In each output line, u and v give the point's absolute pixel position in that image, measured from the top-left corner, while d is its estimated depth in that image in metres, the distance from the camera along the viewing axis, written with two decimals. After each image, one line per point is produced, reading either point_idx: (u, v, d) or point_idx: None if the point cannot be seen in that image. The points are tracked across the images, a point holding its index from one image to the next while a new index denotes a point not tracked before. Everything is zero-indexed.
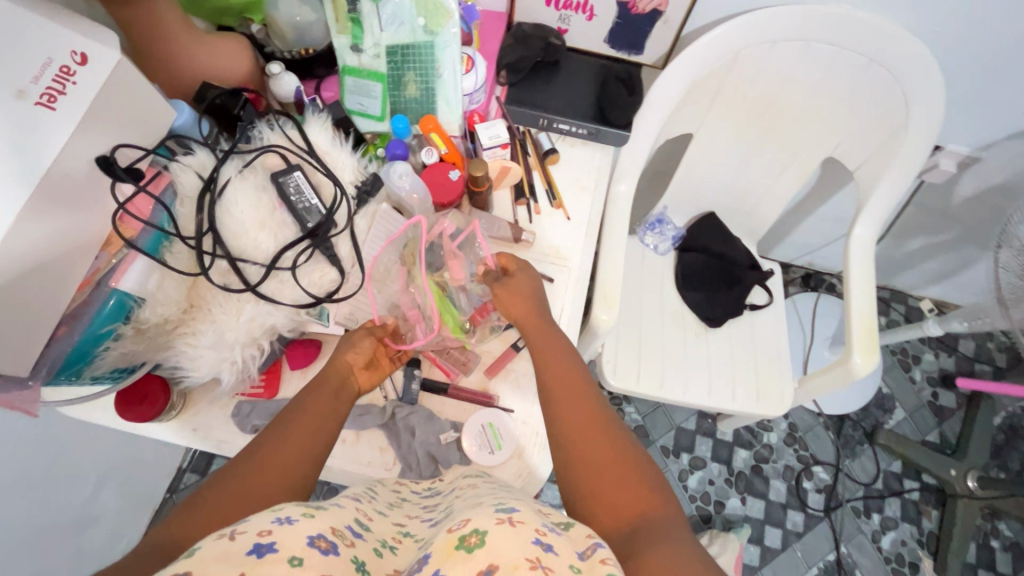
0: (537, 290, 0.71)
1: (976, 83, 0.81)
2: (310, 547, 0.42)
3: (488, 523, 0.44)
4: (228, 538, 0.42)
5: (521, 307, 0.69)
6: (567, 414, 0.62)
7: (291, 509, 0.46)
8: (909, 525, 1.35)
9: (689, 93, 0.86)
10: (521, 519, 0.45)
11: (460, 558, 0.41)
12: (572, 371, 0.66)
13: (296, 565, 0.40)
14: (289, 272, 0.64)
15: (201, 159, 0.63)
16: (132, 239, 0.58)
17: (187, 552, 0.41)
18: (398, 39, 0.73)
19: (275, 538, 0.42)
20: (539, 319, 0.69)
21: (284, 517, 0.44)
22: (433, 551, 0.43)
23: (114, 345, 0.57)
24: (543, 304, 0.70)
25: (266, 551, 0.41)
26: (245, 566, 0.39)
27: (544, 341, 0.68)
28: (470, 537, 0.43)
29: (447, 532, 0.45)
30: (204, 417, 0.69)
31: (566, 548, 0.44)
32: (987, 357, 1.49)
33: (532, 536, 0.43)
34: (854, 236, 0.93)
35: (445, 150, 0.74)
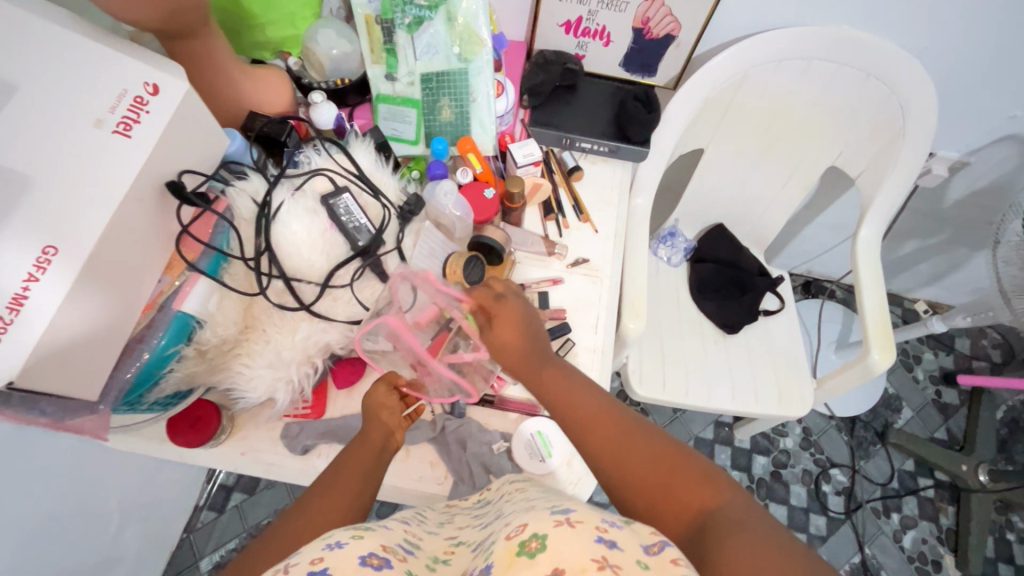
0: (525, 317, 0.63)
1: (965, 92, 0.88)
2: (364, 566, 0.40)
3: (547, 527, 0.41)
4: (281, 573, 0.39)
5: (512, 339, 0.61)
6: (590, 440, 0.55)
7: (340, 533, 0.43)
8: (928, 523, 1.37)
9: (702, 110, 0.91)
10: (581, 519, 0.42)
11: (522, 564, 0.38)
12: (574, 385, 0.60)
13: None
14: (343, 290, 0.66)
15: (254, 183, 0.65)
16: (194, 261, 0.59)
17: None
18: (432, 67, 0.77)
19: (328, 564, 0.39)
20: (526, 343, 0.61)
21: (334, 542, 0.42)
22: (494, 560, 0.40)
23: (177, 367, 0.58)
24: (534, 333, 0.63)
25: None
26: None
27: (540, 367, 0.61)
28: (530, 543, 0.40)
29: (506, 539, 0.43)
30: (252, 441, 0.68)
31: (631, 543, 0.41)
32: (983, 353, 1.56)
33: (594, 535, 0.40)
34: (861, 237, 0.98)
35: (479, 169, 0.77)
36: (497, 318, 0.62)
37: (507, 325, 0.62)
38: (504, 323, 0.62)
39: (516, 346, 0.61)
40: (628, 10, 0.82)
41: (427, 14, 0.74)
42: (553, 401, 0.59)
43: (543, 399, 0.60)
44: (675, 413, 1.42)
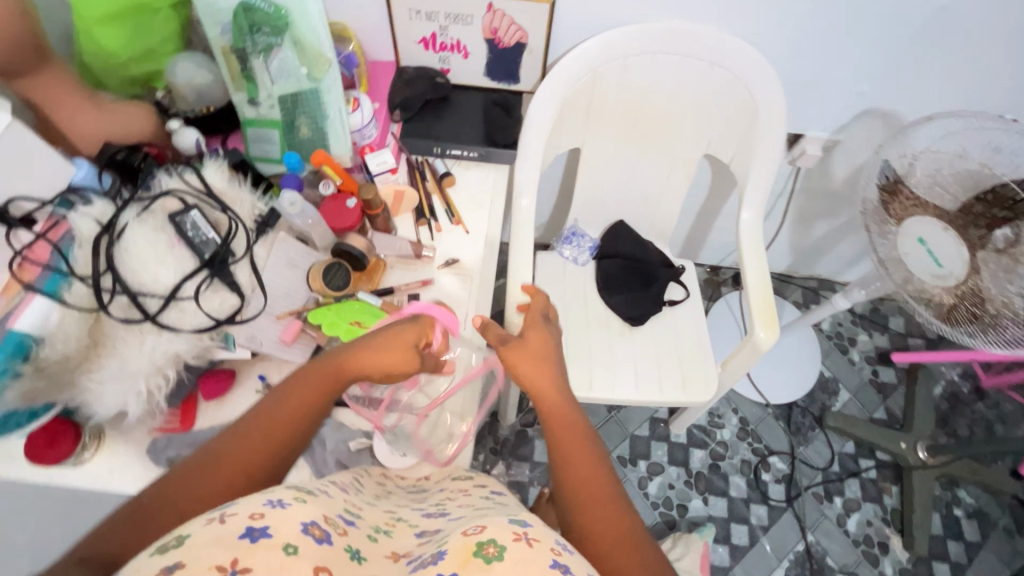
0: (549, 346, 0.68)
1: (813, 73, 0.92)
2: (304, 534, 0.41)
3: (506, 538, 0.43)
4: (217, 522, 0.40)
5: (535, 362, 0.65)
6: (575, 465, 0.60)
7: (282, 493, 0.44)
8: (872, 505, 1.36)
9: (565, 109, 0.94)
10: (538, 538, 0.43)
11: (477, 568, 0.40)
12: (582, 436, 0.62)
13: (291, 554, 0.38)
14: (190, 301, 0.68)
15: (100, 207, 0.68)
16: (29, 281, 0.62)
17: (176, 538, 0.39)
18: (287, 89, 0.81)
19: (268, 523, 0.40)
20: (559, 389, 0.64)
21: (276, 500, 0.43)
22: (450, 551, 0.42)
23: (13, 384, 0.60)
24: (554, 359, 0.67)
25: (260, 535, 0.39)
26: (237, 551, 0.38)
27: (551, 388, 0.64)
28: (488, 547, 0.41)
29: (463, 535, 0.44)
30: (119, 457, 0.70)
31: (580, 568, 0.43)
32: (918, 331, 1.56)
33: (549, 558, 0.41)
34: (743, 220, 1.01)
35: (339, 180, 0.82)
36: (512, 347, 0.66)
37: (529, 355, 0.66)
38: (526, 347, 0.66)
39: (538, 369, 0.65)
40: (475, 23, 0.87)
41: (275, 41, 0.78)
42: (554, 435, 0.62)
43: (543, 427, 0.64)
44: (610, 413, 1.42)
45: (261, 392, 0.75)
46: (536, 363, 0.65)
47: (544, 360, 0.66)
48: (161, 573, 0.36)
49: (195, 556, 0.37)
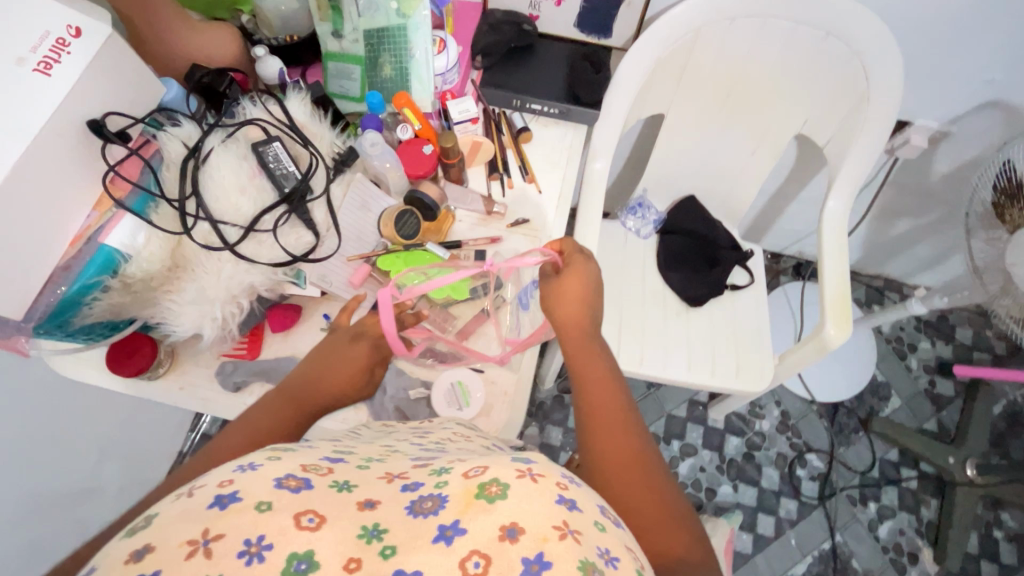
0: (594, 283, 0.66)
1: (937, 55, 0.83)
2: (278, 489, 0.37)
3: (509, 475, 0.38)
4: (185, 497, 0.37)
5: (577, 296, 0.65)
6: (593, 397, 0.59)
7: (255, 456, 0.41)
8: (908, 514, 1.33)
9: (656, 70, 0.89)
10: (544, 474, 0.38)
11: (480, 510, 0.36)
12: (608, 380, 0.61)
13: (264, 511, 0.36)
14: (268, 234, 0.68)
15: (187, 130, 0.68)
16: (120, 199, 0.63)
17: (145, 519, 0.36)
18: (374, 23, 0.79)
19: (237, 487, 0.37)
20: (586, 331, 0.64)
21: (246, 465, 0.39)
22: (450, 495, 0.37)
23: (102, 296, 0.62)
24: (598, 298, 0.66)
25: (229, 502, 0.36)
26: (208, 521, 0.35)
27: (579, 322, 0.65)
28: (490, 487, 0.37)
29: (461, 476, 0.39)
30: (189, 377, 0.73)
31: (589, 503, 0.39)
32: (985, 345, 1.47)
33: (556, 493, 0.37)
34: (828, 209, 0.95)
35: (418, 126, 0.79)
36: (569, 271, 0.66)
37: (575, 287, 0.65)
38: (572, 277, 0.65)
39: (575, 302, 0.65)
40: None
41: None
42: (578, 369, 0.62)
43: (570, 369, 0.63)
44: (649, 390, 1.41)
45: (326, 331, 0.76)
46: (577, 294, 0.65)
47: (586, 295, 0.65)
48: (131, 559, 0.33)
49: (165, 537, 0.34)
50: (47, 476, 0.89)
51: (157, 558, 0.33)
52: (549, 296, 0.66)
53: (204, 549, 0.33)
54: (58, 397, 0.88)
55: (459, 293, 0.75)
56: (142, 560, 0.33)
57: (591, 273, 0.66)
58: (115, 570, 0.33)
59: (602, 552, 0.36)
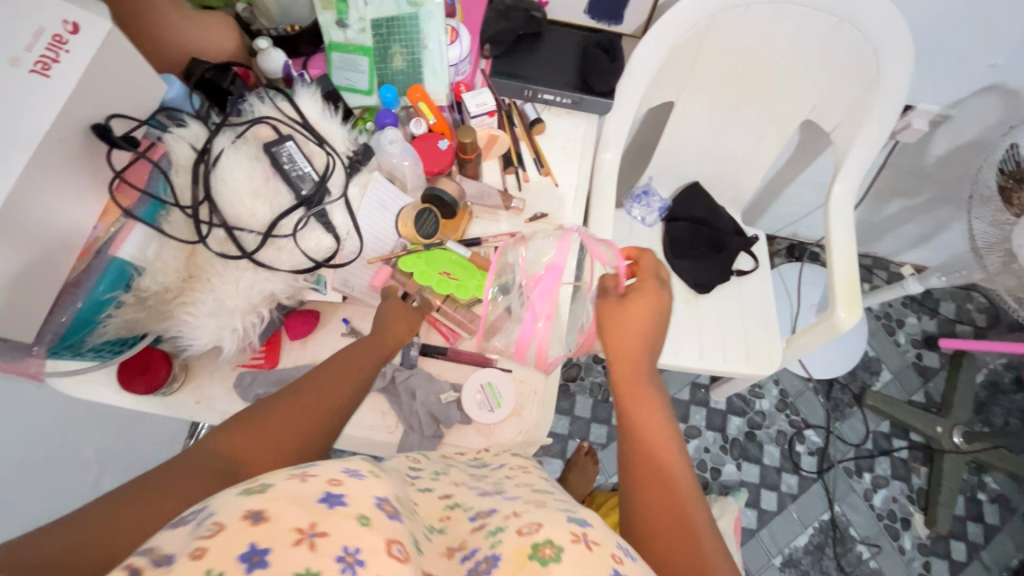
0: (658, 314, 0.66)
1: (942, 38, 0.85)
2: (378, 508, 0.35)
3: (564, 539, 0.37)
4: (298, 479, 0.35)
5: (642, 325, 0.65)
6: (642, 433, 0.60)
7: (359, 463, 0.39)
8: (900, 483, 1.39)
9: (670, 58, 0.88)
10: (599, 542, 0.38)
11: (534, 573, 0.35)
12: (660, 417, 0.61)
13: (365, 526, 0.33)
14: (286, 239, 0.66)
15: (194, 130, 0.64)
16: (129, 208, 0.59)
17: (261, 485, 0.35)
18: (383, 12, 0.75)
19: (344, 489, 0.35)
20: (640, 365, 0.65)
21: (353, 469, 0.38)
22: (503, 553, 0.37)
23: (115, 313, 0.58)
24: (659, 330, 0.66)
25: (336, 503, 0.34)
26: (314, 515, 0.33)
27: (635, 355, 0.65)
28: (545, 549, 0.36)
29: (516, 534, 0.39)
30: (206, 390, 0.69)
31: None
32: (967, 318, 1.54)
33: (610, 565, 0.36)
34: (835, 194, 0.96)
35: (433, 120, 0.77)
36: (635, 298, 0.66)
37: (641, 316, 0.65)
38: (637, 303, 0.66)
39: (636, 332, 0.65)
40: None
41: None
42: (629, 403, 0.63)
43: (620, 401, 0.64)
44: None
45: (346, 335, 0.72)
46: (640, 326, 0.65)
47: (649, 327, 0.65)
48: (244, 518, 0.32)
49: (279, 513, 0.33)
50: (51, 497, 0.85)
51: (269, 530, 0.32)
52: (607, 322, 0.67)
53: (310, 540, 0.32)
54: (57, 415, 0.84)
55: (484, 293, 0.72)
56: (258, 523, 0.32)
57: (656, 302, 0.66)
58: (233, 522, 0.32)
59: None
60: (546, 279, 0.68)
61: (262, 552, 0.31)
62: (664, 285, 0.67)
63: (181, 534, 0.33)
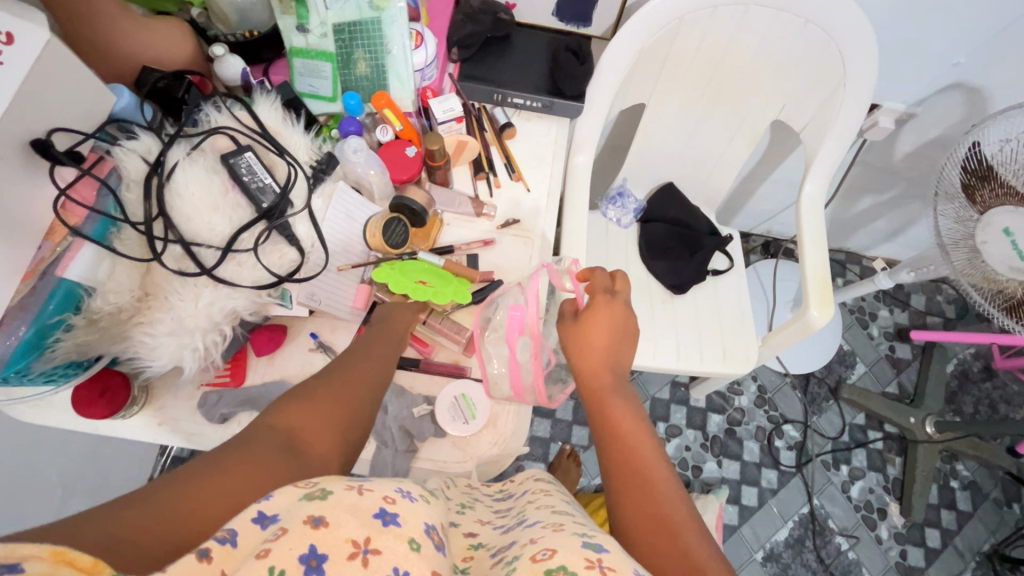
0: (618, 320, 0.63)
1: (906, 37, 0.86)
2: (427, 534, 0.37)
3: (578, 565, 0.37)
4: (356, 491, 0.37)
5: (604, 334, 0.63)
6: (617, 444, 0.57)
7: (411, 484, 0.41)
8: (876, 473, 1.41)
9: (640, 59, 0.87)
10: (615, 567, 0.37)
11: None
12: (635, 424, 0.59)
13: (415, 550, 0.36)
14: (247, 254, 0.63)
15: (146, 143, 0.62)
16: (77, 226, 0.56)
17: (320, 490, 0.37)
18: (344, 16, 0.74)
19: (398, 511, 0.37)
20: (606, 373, 0.62)
21: (406, 490, 0.39)
22: None
23: (65, 336, 0.56)
24: (623, 336, 0.64)
25: (390, 521, 0.36)
26: (370, 530, 0.35)
27: (600, 362, 0.62)
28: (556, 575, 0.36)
29: (529, 561, 0.39)
30: (169, 411, 0.67)
31: None
32: (937, 309, 1.57)
33: None
34: (805, 193, 0.97)
35: (399, 126, 0.75)
36: (590, 309, 0.64)
37: (599, 324, 0.63)
38: (595, 313, 0.63)
39: (598, 340, 0.62)
40: None
41: None
42: (600, 414, 0.60)
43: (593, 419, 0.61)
44: (632, 374, 1.43)
45: (315, 350, 0.70)
46: (602, 340, 0.62)
47: (612, 340, 0.63)
48: (305, 523, 0.35)
49: (340, 522, 0.35)
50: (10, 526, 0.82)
51: (327, 537, 0.34)
52: (569, 336, 0.64)
53: (363, 556, 0.34)
54: (13, 441, 0.80)
55: (462, 297, 0.70)
56: (316, 529, 0.34)
57: (615, 309, 0.64)
58: (294, 525, 0.34)
59: None
60: (512, 323, 0.67)
61: (316, 555, 0.33)
62: (619, 295, 0.66)
63: (252, 531, 0.35)
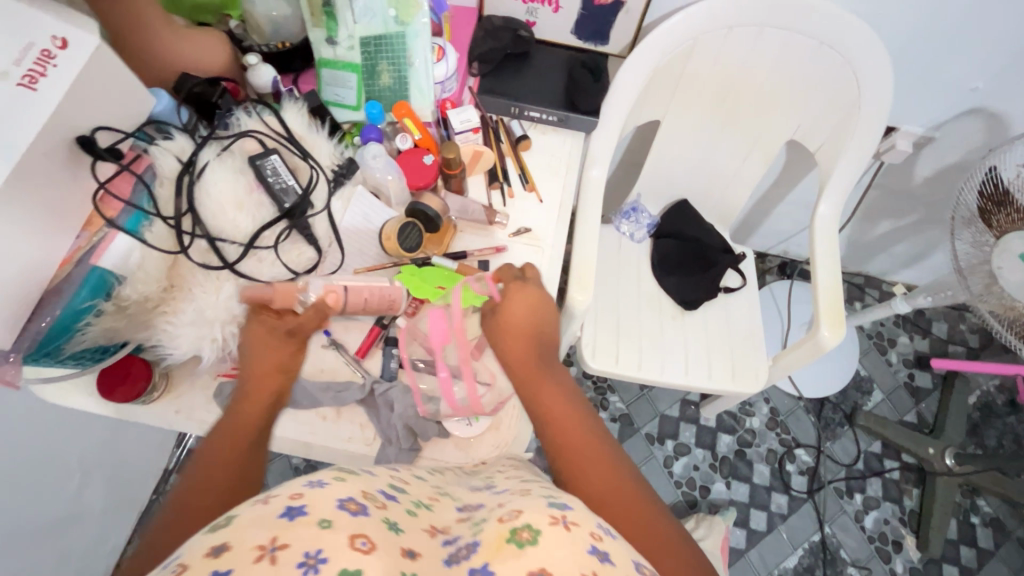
0: (538, 306, 0.68)
1: (923, 62, 0.87)
2: (340, 509, 0.39)
3: (543, 522, 0.40)
4: (261, 503, 0.39)
5: (526, 324, 0.67)
6: (559, 426, 0.61)
7: (323, 474, 0.43)
8: (892, 504, 1.37)
9: (656, 77, 0.89)
10: (577, 522, 0.41)
11: (510, 554, 0.38)
12: (567, 402, 0.63)
13: (326, 527, 0.37)
14: (268, 251, 0.67)
15: (180, 143, 0.66)
16: (112, 218, 0.60)
17: (224, 517, 0.39)
18: (371, 30, 0.76)
19: (306, 501, 0.39)
20: (535, 358, 0.66)
21: (315, 480, 0.41)
22: (483, 541, 0.40)
23: (95, 321, 0.59)
24: (543, 321, 0.68)
25: (298, 513, 0.38)
26: (276, 530, 0.36)
27: (530, 352, 0.66)
28: (523, 532, 0.39)
29: (497, 522, 0.42)
30: (186, 399, 0.69)
31: (623, 557, 0.41)
32: (960, 338, 1.54)
33: (588, 544, 0.39)
34: (819, 214, 0.97)
35: (418, 135, 0.78)
36: (511, 301, 0.68)
37: (521, 315, 0.67)
38: (515, 305, 0.68)
39: (524, 332, 0.67)
40: None
41: None
42: (539, 400, 0.63)
43: (533, 410, 0.63)
44: (642, 390, 1.43)
45: (327, 347, 0.72)
46: (526, 328, 0.67)
47: (533, 325, 0.67)
48: (209, 553, 0.35)
49: (243, 536, 0.36)
50: (31, 504, 0.85)
51: (230, 558, 0.35)
52: (498, 327, 0.67)
53: (271, 555, 0.35)
54: (40, 422, 0.84)
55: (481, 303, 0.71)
56: (219, 555, 0.35)
57: (532, 298, 0.69)
58: (196, 561, 0.35)
59: None
60: (436, 326, 0.72)
61: (223, 573, 0.34)
62: (529, 279, 0.70)
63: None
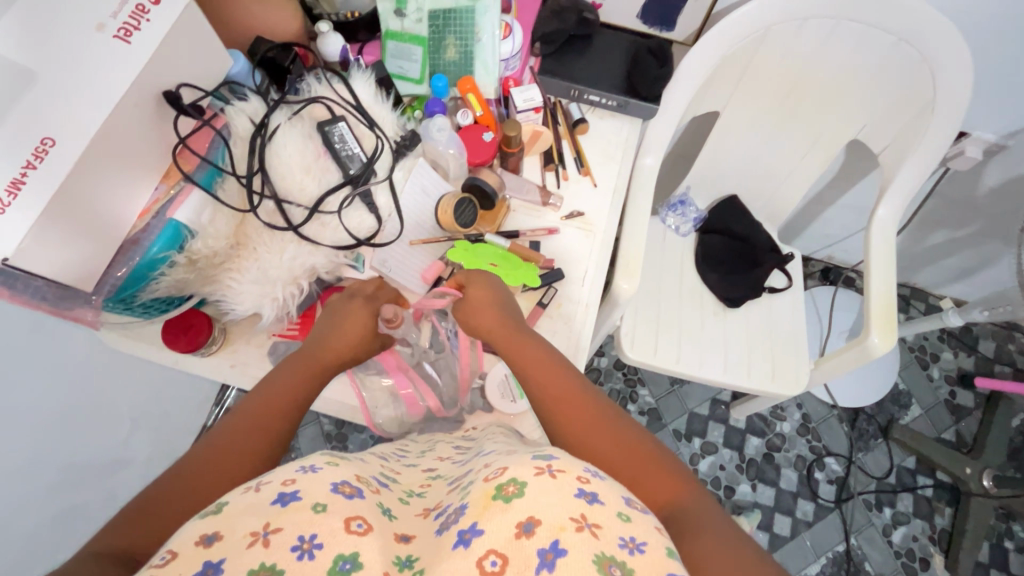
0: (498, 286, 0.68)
1: (1005, 65, 0.83)
2: (334, 492, 0.40)
3: (528, 473, 0.41)
4: (253, 491, 0.41)
5: (490, 301, 0.66)
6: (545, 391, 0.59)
7: (316, 459, 0.44)
8: (922, 521, 1.34)
9: (721, 66, 0.88)
10: (564, 469, 0.42)
11: (498, 509, 0.39)
12: (551, 363, 0.61)
13: (319, 511, 0.38)
14: (332, 216, 0.68)
15: (254, 105, 0.67)
16: (189, 173, 0.62)
17: (215, 506, 0.40)
18: (440, 4, 0.78)
19: (299, 487, 0.40)
20: (512, 328, 0.64)
21: (308, 466, 0.43)
22: (471, 502, 0.41)
23: (169, 272, 0.61)
24: (507, 300, 0.68)
25: (289, 500, 0.39)
26: (269, 517, 0.38)
27: (503, 325, 0.65)
28: (509, 487, 0.40)
29: (484, 482, 0.43)
30: (242, 355, 0.71)
31: (612, 495, 0.41)
32: (1007, 359, 1.48)
33: (575, 489, 0.40)
34: (878, 216, 0.94)
35: (479, 112, 0.78)
36: (471, 285, 0.68)
37: (483, 295, 0.67)
38: (475, 287, 0.67)
39: (490, 309, 0.66)
40: None
41: None
42: (524, 369, 0.61)
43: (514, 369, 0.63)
44: (672, 386, 1.42)
45: None
46: (488, 306, 0.66)
47: (496, 302, 0.67)
48: (200, 543, 0.37)
49: (232, 527, 0.37)
50: (85, 444, 0.89)
51: (225, 546, 0.36)
52: (466, 313, 0.67)
53: (264, 539, 0.37)
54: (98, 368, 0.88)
55: (532, 280, 0.72)
56: (211, 544, 0.36)
57: (491, 282, 0.68)
58: (188, 549, 0.36)
59: (626, 540, 0.38)
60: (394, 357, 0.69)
61: (217, 563, 0.35)
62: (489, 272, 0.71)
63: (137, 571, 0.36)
